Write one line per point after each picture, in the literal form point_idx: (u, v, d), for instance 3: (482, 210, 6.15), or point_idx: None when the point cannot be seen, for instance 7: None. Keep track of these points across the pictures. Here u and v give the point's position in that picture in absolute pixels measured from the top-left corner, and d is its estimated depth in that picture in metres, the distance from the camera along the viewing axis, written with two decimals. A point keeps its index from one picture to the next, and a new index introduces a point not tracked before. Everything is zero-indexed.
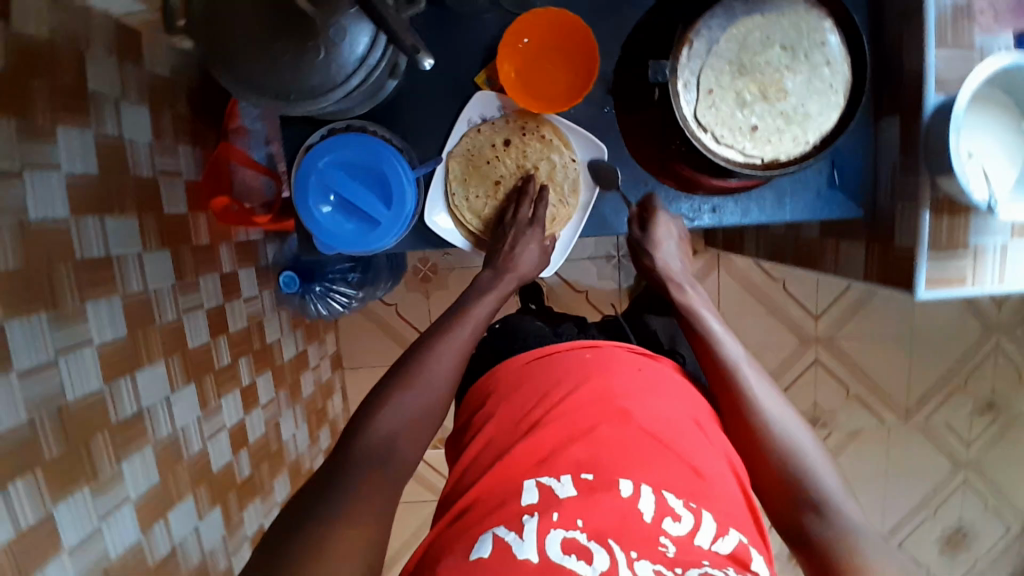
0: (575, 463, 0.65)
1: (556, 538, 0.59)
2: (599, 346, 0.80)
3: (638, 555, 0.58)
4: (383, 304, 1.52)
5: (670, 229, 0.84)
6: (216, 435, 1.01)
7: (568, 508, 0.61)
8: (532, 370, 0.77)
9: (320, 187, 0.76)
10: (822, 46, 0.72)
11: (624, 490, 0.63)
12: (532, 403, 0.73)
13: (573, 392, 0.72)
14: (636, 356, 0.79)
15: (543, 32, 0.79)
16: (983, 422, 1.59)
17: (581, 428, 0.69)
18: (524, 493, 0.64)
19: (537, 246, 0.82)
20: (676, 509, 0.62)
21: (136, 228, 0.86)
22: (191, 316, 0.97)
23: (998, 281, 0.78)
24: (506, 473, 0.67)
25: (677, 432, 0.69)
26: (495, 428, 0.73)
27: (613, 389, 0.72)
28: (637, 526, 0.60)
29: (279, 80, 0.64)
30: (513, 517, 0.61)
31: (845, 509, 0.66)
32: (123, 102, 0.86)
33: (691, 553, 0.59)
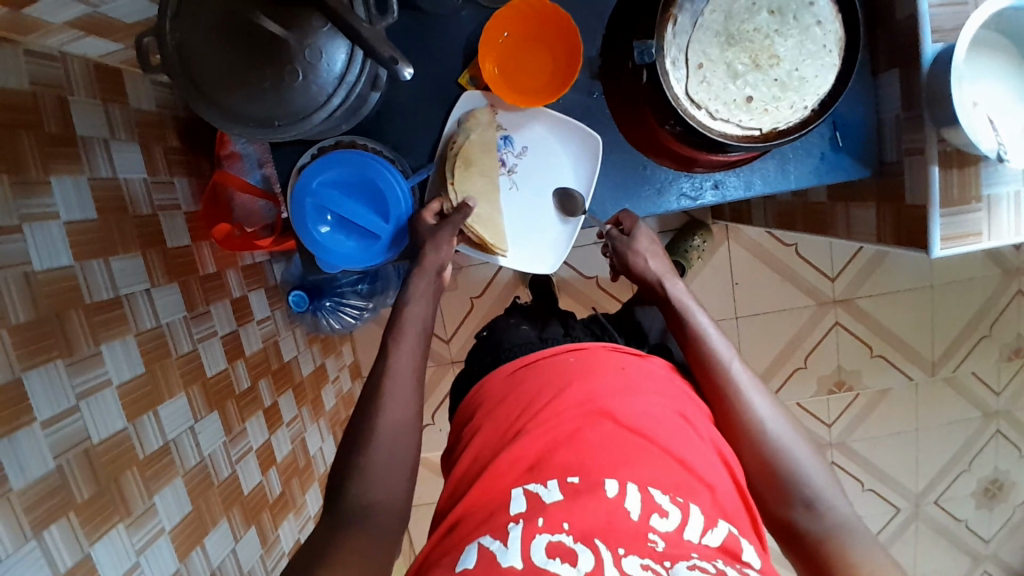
0: (560, 467, 0.65)
1: (541, 542, 0.58)
2: (583, 349, 0.79)
3: (625, 552, 0.57)
4: (396, 310, 1.53)
5: (650, 241, 0.82)
6: (244, 457, 1.02)
7: (552, 513, 0.61)
8: (520, 379, 0.77)
9: (317, 208, 0.75)
10: (811, 6, 0.71)
11: (610, 490, 0.62)
12: (514, 414, 0.72)
13: (557, 396, 0.71)
14: (620, 355, 0.78)
15: (524, 24, 0.77)
16: (1012, 369, 1.56)
17: (564, 433, 0.68)
18: (512, 502, 0.64)
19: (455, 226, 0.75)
20: (663, 506, 0.62)
21: (142, 265, 0.87)
22: (206, 345, 0.97)
23: (1014, 231, 0.76)
24: (494, 480, 0.67)
25: (659, 427, 0.69)
26: (482, 440, 0.73)
27: (597, 389, 0.72)
28: (623, 524, 0.60)
29: (262, 108, 0.64)
30: (501, 527, 0.61)
31: (836, 505, 0.67)
32: (113, 142, 0.86)
33: (680, 546, 0.59)
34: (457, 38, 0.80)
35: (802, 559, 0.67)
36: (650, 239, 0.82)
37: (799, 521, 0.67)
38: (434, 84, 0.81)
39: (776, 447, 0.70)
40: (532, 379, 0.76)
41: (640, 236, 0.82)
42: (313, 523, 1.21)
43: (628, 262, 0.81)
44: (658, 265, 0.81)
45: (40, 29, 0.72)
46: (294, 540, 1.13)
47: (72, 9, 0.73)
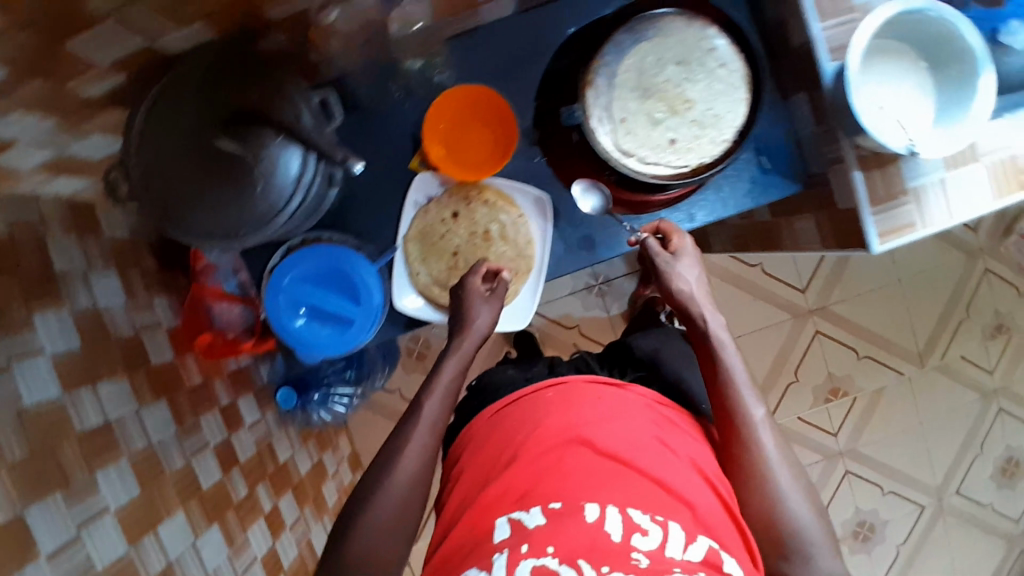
0: (544, 495, 0.67)
1: (527, 566, 0.61)
2: (563, 381, 0.80)
3: (608, 570, 0.60)
4: (387, 392, 1.53)
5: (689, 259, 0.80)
6: (250, 568, 1.00)
7: (537, 539, 0.64)
8: (506, 415, 0.78)
9: (290, 303, 0.78)
10: (712, 51, 0.77)
11: (590, 515, 0.65)
12: (500, 450, 0.75)
13: (540, 432, 0.73)
14: (597, 384, 0.79)
15: (460, 110, 0.84)
16: (997, 346, 1.59)
17: (547, 465, 0.70)
18: (496, 531, 0.67)
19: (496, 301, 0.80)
20: (643, 524, 0.64)
21: (128, 388, 0.88)
22: (199, 458, 0.98)
23: (946, 214, 0.81)
24: (482, 515, 0.69)
25: (638, 449, 0.71)
26: (469, 478, 0.76)
27: (576, 417, 0.74)
28: (605, 545, 0.62)
29: (228, 219, 0.68)
30: (487, 556, 0.65)
31: (826, 564, 0.68)
32: (91, 274, 0.90)
33: (663, 563, 0.61)
34: (400, 127, 0.86)
35: None
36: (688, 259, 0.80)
37: (785, 565, 0.69)
38: (385, 172, 0.87)
39: (773, 494, 0.71)
40: (517, 415, 0.77)
41: (678, 261, 0.80)
42: None
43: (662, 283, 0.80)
44: (702, 295, 0.79)
45: (8, 178, 0.77)
46: None
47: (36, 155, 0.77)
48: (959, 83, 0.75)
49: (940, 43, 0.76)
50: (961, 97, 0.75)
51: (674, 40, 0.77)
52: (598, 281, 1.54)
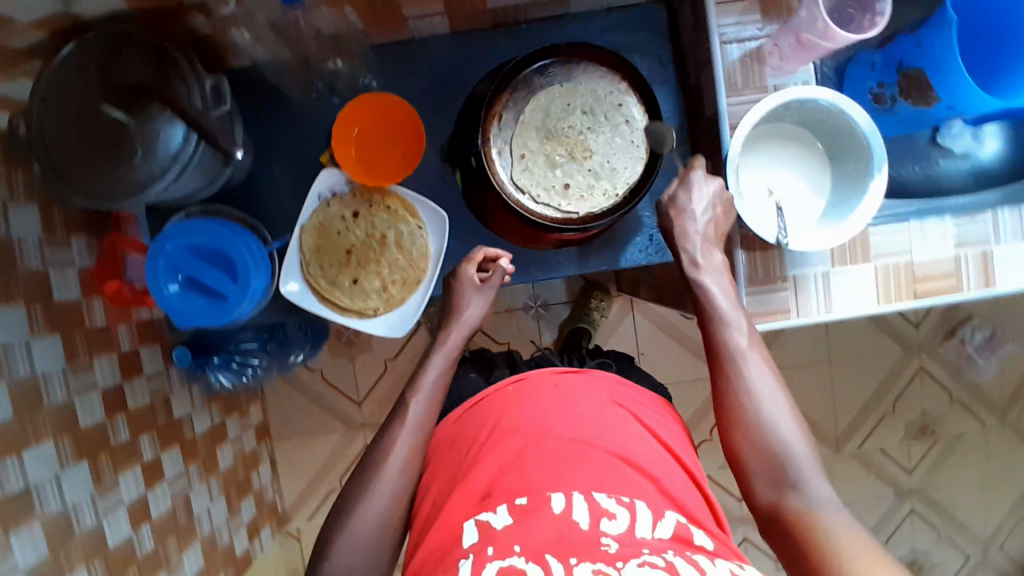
0: (508, 491, 0.66)
1: (493, 568, 0.58)
2: (523, 377, 0.80)
3: (578, 560, 0.58)
4: (309, 370, 1.56)
5: (704, 192, 0.78)
6: (113, 511, 1.04)
7: (502, 540, 0.61)
8: (468, 418, 0.79)
9: (170, 268, 0.80)
10: (620, 107, 0.80)
11: (556, 507, 0.63)
12: (464, 455, 0.74)
13: (505, 421, 0.74)
14: (554, 373, 0.80)
15: (373, 117, 0.85)
16: (921, 447, 1.57)
17: (509, 457, 0.70)
18: (464, 536, 0.64)
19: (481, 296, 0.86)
20: (610, 509, 0.64)
21: (23, 318, 0.92)
22: (84, 396, 1.02)
23: (823, 309, 0.82)
24: (448, 521, 0.67)
25: (599, 431, 0.73)
26: (437, 487, 0.74)
27: (527, 410, 0.75)
28: (574, 535, 0.61)
29: (104, 182, 0.70)
30: (454, 565, 0.61)
31: (817, 490, 0.66)
32: (11, 203, 0.92)
33: (632, 544, 0.60)
34: (323, 121, 0.90)
35: (776, 539, 0.67)
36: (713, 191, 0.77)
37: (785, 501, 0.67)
38: (300, 161, 0.90)
39: (762, 433, 0.70)
40: (477, 416, 0.78)
41: (693, 186, 0.78)
42: None
43: (667, 222, 0.79)
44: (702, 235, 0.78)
45: None
46: None
47: None
48: (851, 179, 0.75)
49: (841, 135, 0.75)
50: (850, 195, 0.75)
51: (585, 89, 0.80)
52: (536, 304, 1.54)
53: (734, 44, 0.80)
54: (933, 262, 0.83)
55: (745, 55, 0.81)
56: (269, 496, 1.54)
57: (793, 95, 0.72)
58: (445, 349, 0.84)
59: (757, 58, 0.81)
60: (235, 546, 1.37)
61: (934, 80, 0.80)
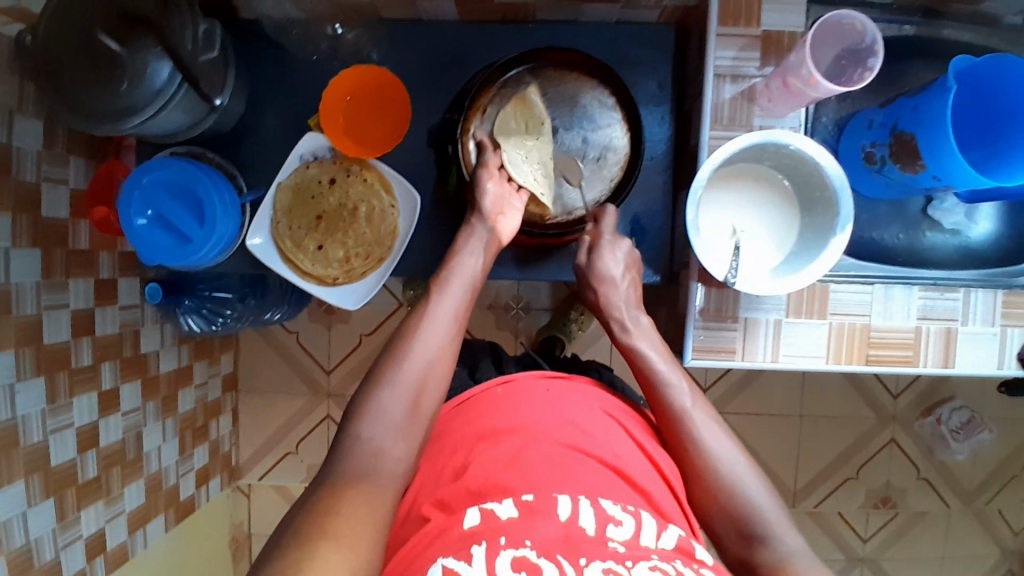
0: (510, 488, 0.62)
1: (506, 558, 0.53)
2: (512, 379, 0.77)
3: (587, 560, 0.54)
4: (286, 330, 1.58)
5: (615, 258, 0.81)
6: (62, 431, 1.07)
7: (512, 531, 0.56)
8: (457, 415, 0.74)
9: (142, 201, 0.82)
10: (604, 121, 0.84)
11: (563, 510, 0.59)
12: (452, 449, 0.69)
13: (497, 423, 0.70)
14: (546, 380, 0.77)
15: (365, 90, 0.86)
16: (880, 518, 1.54)
17: (507, 455, 0.66)
18: (464, 519, 0.59)
19: (480, 240, 0.74)
20: (616, 516, 0.60)
21: (7, 225, 0.95)
22: (53, 314, 1.05)
23: (769, 356, 0.81)
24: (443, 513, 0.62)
25: (595, 440, 0.69)
26: (421, 480, 0.68)
27: (519, 411, 0.71)
28: (581, 537, 0.57)
29: (87, 103, 0.72)
30: (461, 548, 0.55)
31: (787, 537, 0.66)
32: (17, 114, 0.97)
33: (640, 550, 0.57)
34: (320, 86, 0.91)
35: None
36: (618, 263, 0.81)
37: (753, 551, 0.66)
38: (291, 121, 0.92)
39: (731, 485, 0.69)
40: (467, 413, 0.73)
41: (606, 250, 0.81)
42: (126, 518, 1.22)
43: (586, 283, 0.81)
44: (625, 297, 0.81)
45: None
46: (98, 527, 1.15)
47: None
48: (817, 232, 0.74)
49: (814, 188, 0.75)
50: (811, 249, 0.74)
51: (573, 98, 0.84)
52: (518, 305, 1.55)
53: (727, 78, 0.80)
54: (890, 329, 0.82)
55: (738, 94, 0.80)
56: (225, 447, 1.56)
57: (765, 135, 0.71)
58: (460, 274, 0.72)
59: (747, 97, 0.80)
60: (181, 490, 1.39)
61: (924, 147, 0.77)
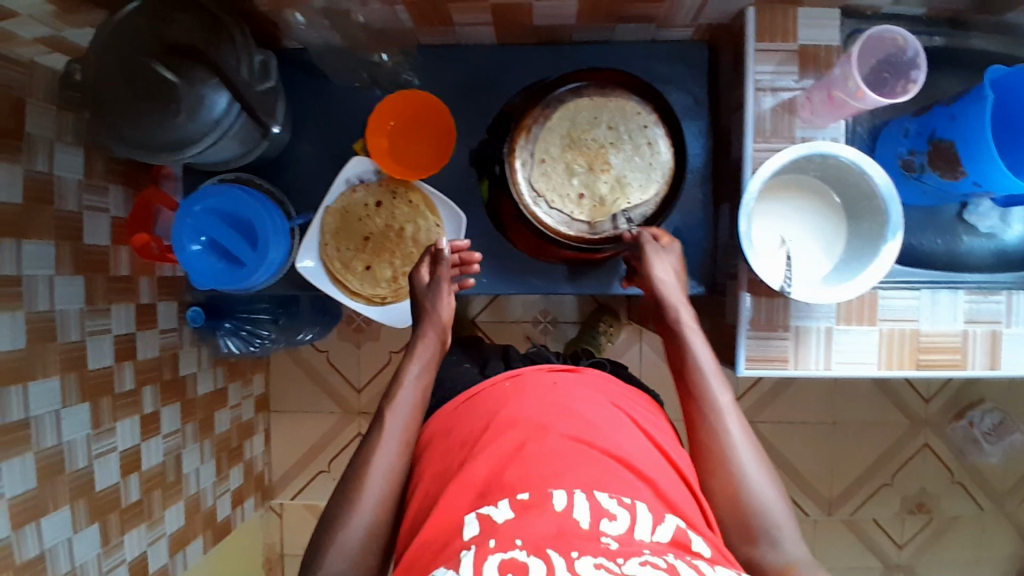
0: (508, 487, 0.63)
1: (494, 561, 0.55)
2: (519, 373, 0.78)
3: (578, 554, 0.55)
4: (316, 350, 1.59)
5: (665, 263, 0.81)
6: (105, 455, 1.08)
7: (504, 533, 0.58)
8: (460, 413, 0.76)
9: (195, 229, 0.84)
10: (645, 129, 0.83)
11: (558, 503, 0.60)
12: (456, 449, 0.71)
13: (502, 417, 0.70)
14: (552, 372, 0.78)
15: (407, 113, 0.88)
16: (915, 523, 1.54)
17: (508, 451, 0.66)
18: (464, 527, 0.61)
19: (422, 359, 0.80)
20: (611, 509, 0.60)
21: (52, 254, 0.98)
22: (96, 340, 1.06)
23: (822, 365, 0.82)
24: (444, 511, 0.64)
25: (598, 430, 0.69)
26: (425, 482, 0.71)
27: (523, 406, 0.71)
28: (575, 532, 0.57)
29: (145, 134, 0.74)
30: (454, 556, 0.58)
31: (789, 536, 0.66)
32: (58, 143, 0.99)
33: (632, 545, 0.57)
34: (361, 109, 0.93)
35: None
36: (669, 270, 0.81)
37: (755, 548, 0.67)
38: (335, 144, 0.94)
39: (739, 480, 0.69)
40: (473, 409, 0.74)
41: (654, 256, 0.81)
42: (166, 541, 1.22)
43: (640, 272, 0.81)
44: (673, 287, 0.80)
45: (10, 39, 0.88)
46: (139, 551, 1.15)
47: (38, 29, 0.88)
48: (867, 240, 0.76)
49: (861, 196, 0.76)
50: (863, 256, 0.76)
51: (614, 106, 0.83)
52: (546, 319, 1.55)
53: (767, 91, 0.82)
54: (939, 333, 0.83)
55: (777, 105, 0.83)
56: (258, 468, 1.56)
57: (811, 148, 0.73)
58: (421, 356, 0.81)
59: (788, 108, 0.82)
60: (217, 512, 1.39)
61: (963, 155, 0.78)
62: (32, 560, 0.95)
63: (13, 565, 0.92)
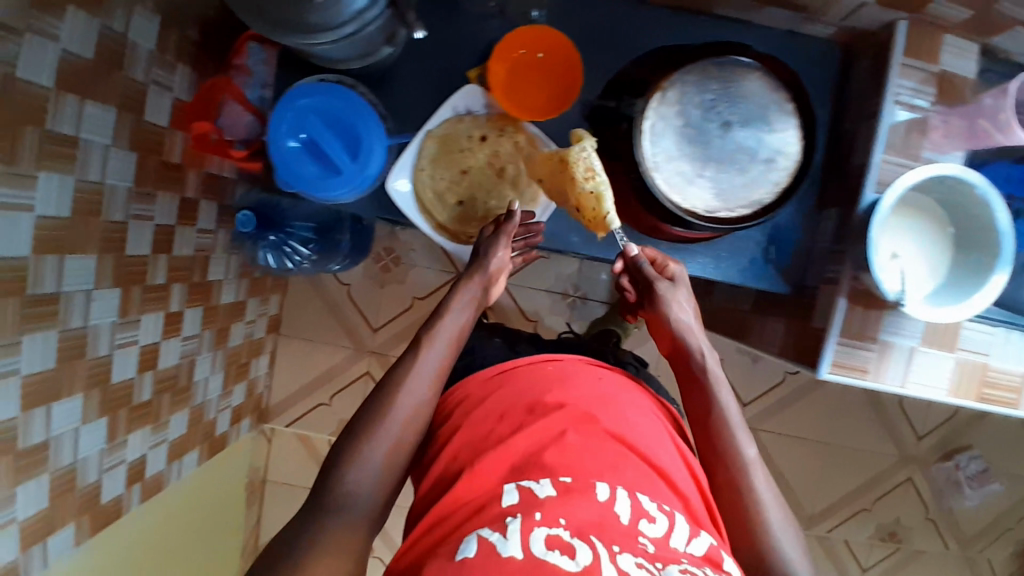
0: (549, 467, 0.66)
1: (540, 535, 0.59)
2: (559, 359, 0.82)
3: (620, 549, 0.59)
4: (338, 283, 1.53)
5: (683, 300, 0.82)
6: (127, 348, 1.01)
7: (549, 508, 0.61)
8: (498, 383, 0.80)
9: (295, 123, 0.78)
10: (782, 115, 0.79)
11: (601, 494, 0.64)
12: (498, 415, 0.74)
13: (549, 398, 0.74)
14: (592, 365, 0.82)
15: (539, 47, 0.84)
16: (882, 550, 1.61)
17: (551, 434, 0.70)
18: (503, 495, 0.65)
19: (463, 301, 0.82)
20: (651, 512, 0.64)
21: (112, 121, 0.89)
22: (137, 224, 0.98)
23: (898, 381, 0.83)
24: (482, 477, 0.68)
25: (640, 436, 0.73)
26: (463, 438, 0.74)
27: (573, 394, 0.75)
28: (615, 526, 0.61)
29: (280, 11, 0.66)
30: (496, 520, 0.62)
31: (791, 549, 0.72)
32: (138, 6, 0.90)
33: (669, 551, 0.61)
34: (479, 36, 0.88)
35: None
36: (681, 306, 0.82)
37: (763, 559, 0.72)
38: (446, 67, 0.87)
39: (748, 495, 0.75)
40: (513, 384, 0.78)
41: (672, 296, 0.82)
42: (165, 447, 1.17)
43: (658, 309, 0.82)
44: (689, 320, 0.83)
45: None
46: (140, 454, 1.10)
47: None
48: (976, 271, 0.77)
49: (974, 227, 0.77)
50: (970, 283, 0.77)
51: (751, 88, 0.79)
52: (575, 294, 1.54)
53: (904, 107, 0.82)
54: (1008, 372, 0.85)
55: (907, 122, 0.82)
56: (259, 389, 1.50)
57: (949, 170, 0.73)
58: (466, 294, 0.83)
59: (918, 128, 0.82)
60: (215, 425, 1.33)
61: None
62: (37, 446, 0.86)
63: (16, 450, 0.82)
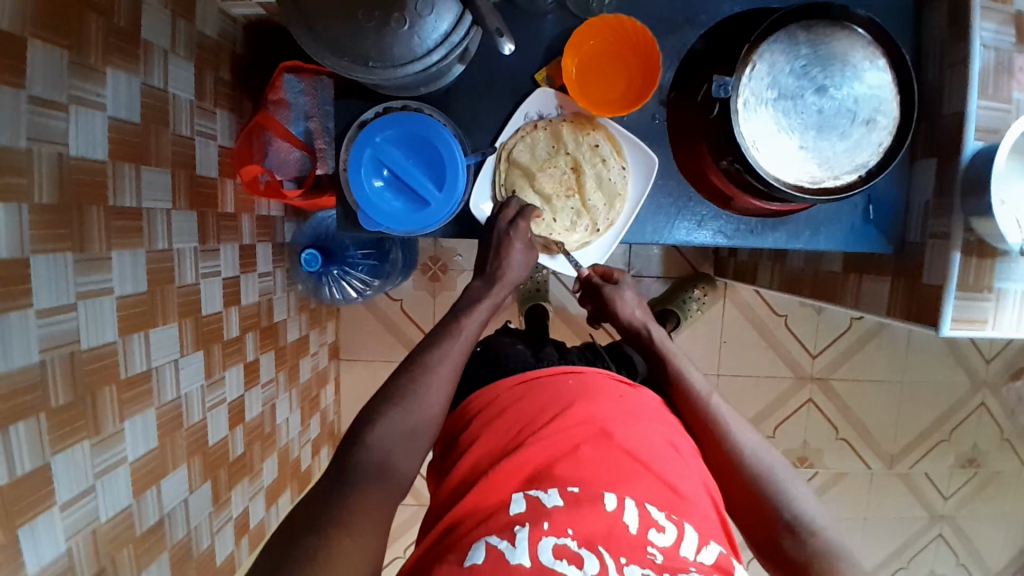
0: (560, 477, 0.63)
1: (548, 545, 0.56)
2: (582, 371, 0.76)
3: (626, 561, 0.56)
4: (389, 300, 1.51)
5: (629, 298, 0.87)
6: (216, 408, 0.98)
7: (557, 518, 0.59)
8: (524, 394, 0.73)
9: (375, 161, 0.76)
10: (876, 69, 0.76)
11: (609, 504, 0.61)
12: (518, 424, 0.69)
13: (573, 411, 0.69)
14: (616, 382, 0.75)
15: (609, 37, 0.81)
16: (962, 476, 1.61)
17: (563, 447, 0.66)
18: (511, 504, 0.62)
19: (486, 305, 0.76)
20: (660, 522, 0.60)
21: (168, 183, 0.84)
22: (207, 282, 0.94)
23: (1016, 326, 0.80)
24: (492, 485, 0.64)
25: (656, 453, 0.67)
26: (480, 449, 0.69)
27: (600, 410, 0.70)
28: (624, 537, 0.58)
29: (362, 46, 0.63)
30: (504, 528, 0.59)
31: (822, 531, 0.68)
32: (172, 55, 0.85)
33: (677, 560, 0.58)
34: (539, 36, 0.83)
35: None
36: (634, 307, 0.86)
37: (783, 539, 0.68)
38: (510, 74, 0.84)
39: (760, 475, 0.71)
40: (535, 395, 0.73)
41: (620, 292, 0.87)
42: (263, 495, 1.15)
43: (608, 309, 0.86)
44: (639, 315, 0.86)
45: None
46: (243, 508, 1.08)
47: None
48: None
49: None
50: None
51: (841, 44, 0.75)
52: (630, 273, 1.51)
53: (992, 47, 0.78)
54: None
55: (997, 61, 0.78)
56: (330, 417, 1.49)
57: None
58: (489, 302, 0.76)
59: (1006, 69, 0.78)
60: (300, 462, 1.32)
61: None
62: (152, 528, 0.83)
63: (135, 536, 0.80)
